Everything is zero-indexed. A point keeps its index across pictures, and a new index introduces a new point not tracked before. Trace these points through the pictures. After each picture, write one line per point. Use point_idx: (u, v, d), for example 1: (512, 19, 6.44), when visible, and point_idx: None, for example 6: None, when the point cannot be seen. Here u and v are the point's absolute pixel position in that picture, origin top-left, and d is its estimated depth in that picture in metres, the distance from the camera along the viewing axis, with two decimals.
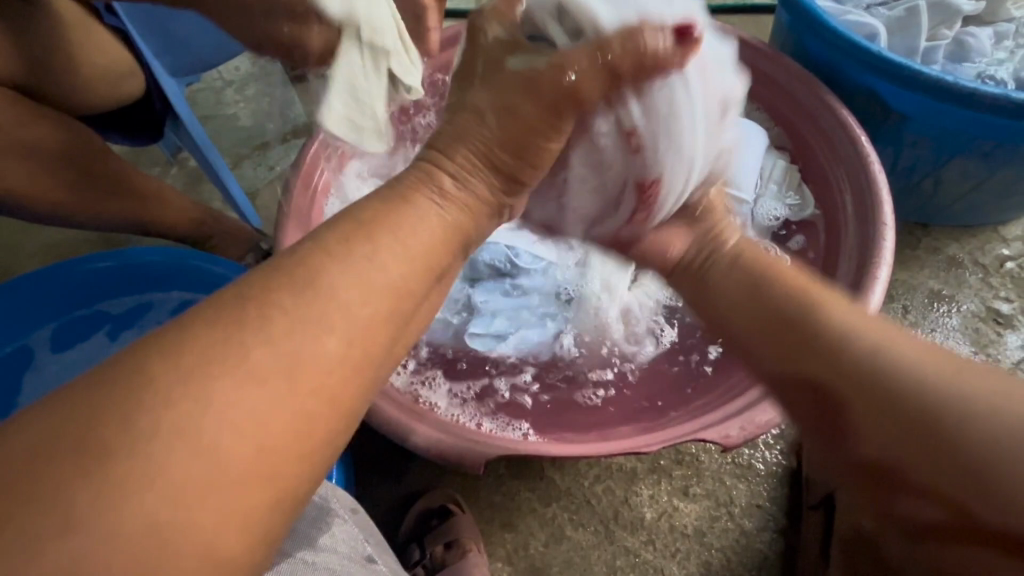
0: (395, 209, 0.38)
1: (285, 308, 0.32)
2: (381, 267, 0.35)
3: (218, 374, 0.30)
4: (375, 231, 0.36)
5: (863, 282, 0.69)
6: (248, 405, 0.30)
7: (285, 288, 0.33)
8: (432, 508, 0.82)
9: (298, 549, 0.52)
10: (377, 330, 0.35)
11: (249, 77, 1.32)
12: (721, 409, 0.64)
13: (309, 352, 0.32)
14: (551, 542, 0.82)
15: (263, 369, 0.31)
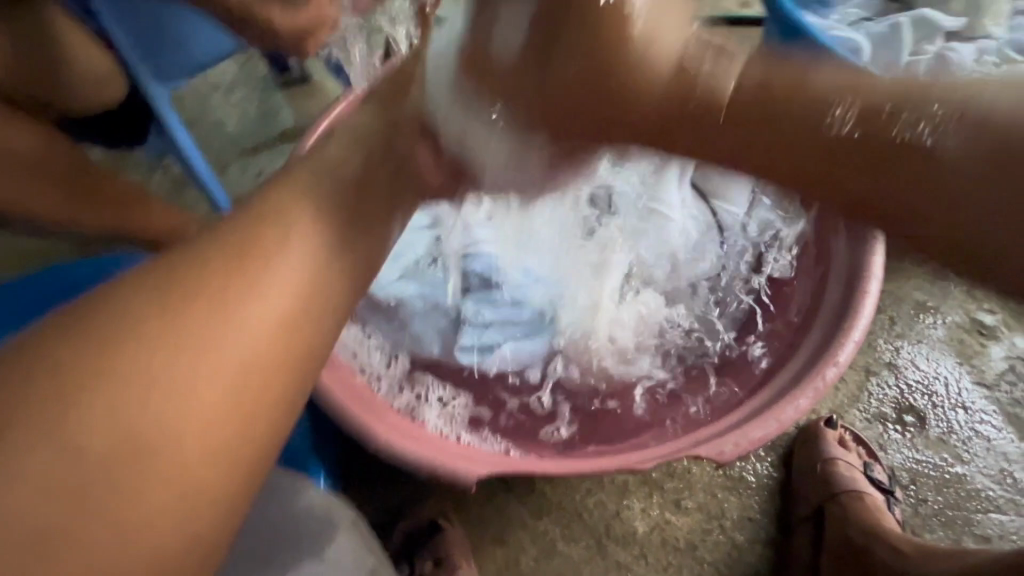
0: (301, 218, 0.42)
1: (206, 317, 0.35)
2: (293, 279, 0.39)
3: (166, 352, 0.33)
4: (284, 248, 0.40)
5: (852, 297, 0.70)
6: (171, 405, 0.33)
7: (203, 301, 0.35)
8: (422, 522, 0.80)
9: (302, 562, 0.54)
10: (296, 329, 0.38)
11: (236, 81, 1.30)
12: (714, 425, 0.64)
13: (231, 355, 0.35)
14: (542, 557, 0.81)
15: (211, 344, 0.34)
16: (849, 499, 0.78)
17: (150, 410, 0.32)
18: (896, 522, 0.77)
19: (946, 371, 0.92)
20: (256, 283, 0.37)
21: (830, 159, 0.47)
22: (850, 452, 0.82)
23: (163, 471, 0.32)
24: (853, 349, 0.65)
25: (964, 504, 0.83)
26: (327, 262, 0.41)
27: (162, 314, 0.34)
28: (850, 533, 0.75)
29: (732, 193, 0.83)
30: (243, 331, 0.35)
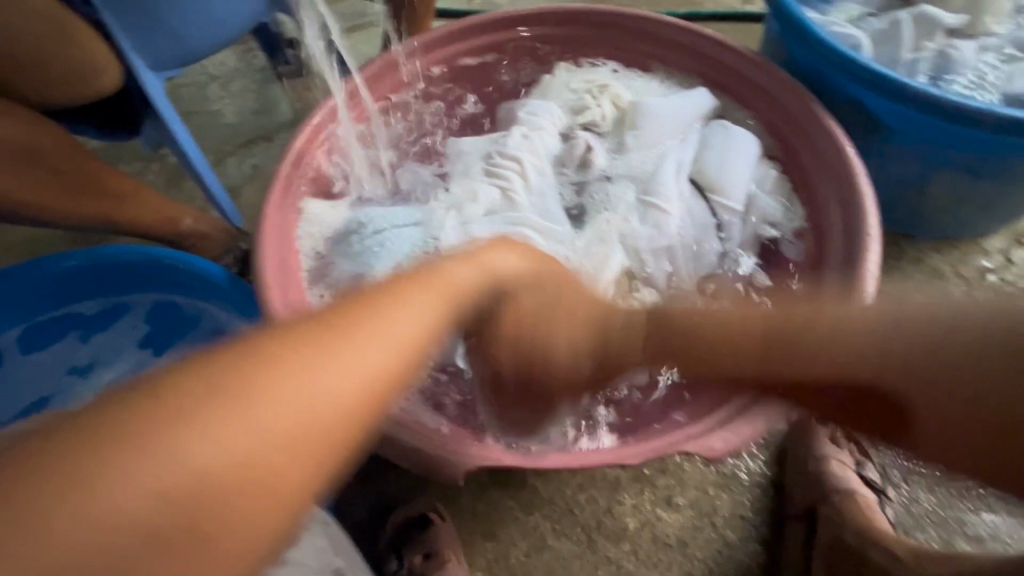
0: (383, 302, 0.40)
1: (244, 388, 0.33)
2: (360, 359, 0.36)
3: (273, 381, 0.33)
4: (352, 322, 0.38)
5: (847, 294, 0.69)
6: (177, 482, 0.30)
7: (243, 364, 0.33)
8: (412, 516, 0.80)
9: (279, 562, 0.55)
10: (338, 422, 0.35)
11: (236, 72, 1.29)
12: (705, 421, 0.63)
13: (261, 436, 0.32)
14: (533, 551, 0.81)
15: (252, 413, 0.32)
16: (840, 500, 0.76)
17: (247, 434, 0.32)
18: (887, 523, 0.77)
19: None
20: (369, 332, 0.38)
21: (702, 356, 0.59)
22: (842, 451, 0.82)
23: (173, 545, 0.30)
24: None
25: (957, 505, 0.83)
26: (399, 344, 0.38)
27: (237, 371, 0.33)
28: (841, 534, 0.73)
29: (732, 190, 0.82)
30: (302, 407, 0.33)
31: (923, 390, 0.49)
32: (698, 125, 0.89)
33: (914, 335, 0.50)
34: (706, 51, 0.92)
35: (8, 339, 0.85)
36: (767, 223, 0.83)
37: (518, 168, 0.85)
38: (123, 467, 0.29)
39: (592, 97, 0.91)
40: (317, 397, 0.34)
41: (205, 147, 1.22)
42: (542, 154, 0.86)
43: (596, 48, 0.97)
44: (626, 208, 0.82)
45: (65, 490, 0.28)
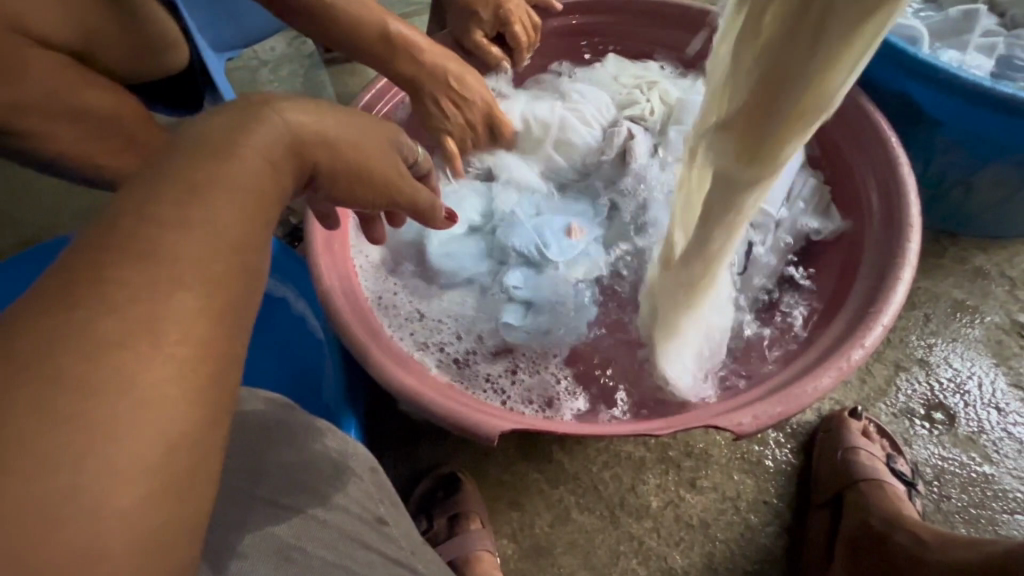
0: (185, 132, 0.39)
1: (154, 206, 0.33)
2: (191, 155, 0.36)
3: (169, 196, 0.33)
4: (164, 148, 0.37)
5: (883, 283, 0.69)
6: (157, 321, 0.30)
7: (127, 196, 0.33)
8: (440, 479, 0.84)
9: (312, 506, 0.52)
10: (228, 207, 0.35)
11: (284, 58, 1.39)
12: (731, 401, 0.64)
13: (199, 243, 0.33)
14: (556, 523, 0.83)
15: (190, 211, 0.33)
16: (870, 488, 0.78)
17: (192, 245, 0.32)
18: (916, 513, 0.77)
19: (981, 370, 0.90)
20: (200, 167, 0.36)
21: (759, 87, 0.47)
22: (873, 444, 0.82)
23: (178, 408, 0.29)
24: (883, 331, 0.65)
25: (990, 503, 0.82)
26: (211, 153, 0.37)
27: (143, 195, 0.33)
28: (868, 518, 0.75)
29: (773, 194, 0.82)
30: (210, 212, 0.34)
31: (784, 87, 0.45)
32: None
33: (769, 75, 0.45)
34: None
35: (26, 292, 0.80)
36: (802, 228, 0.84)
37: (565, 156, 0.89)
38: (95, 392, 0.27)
39: (636, 91, 0.93)
40: (205, 214, 0.34)
41: None
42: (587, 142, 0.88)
43: (639, 36, 0.98)
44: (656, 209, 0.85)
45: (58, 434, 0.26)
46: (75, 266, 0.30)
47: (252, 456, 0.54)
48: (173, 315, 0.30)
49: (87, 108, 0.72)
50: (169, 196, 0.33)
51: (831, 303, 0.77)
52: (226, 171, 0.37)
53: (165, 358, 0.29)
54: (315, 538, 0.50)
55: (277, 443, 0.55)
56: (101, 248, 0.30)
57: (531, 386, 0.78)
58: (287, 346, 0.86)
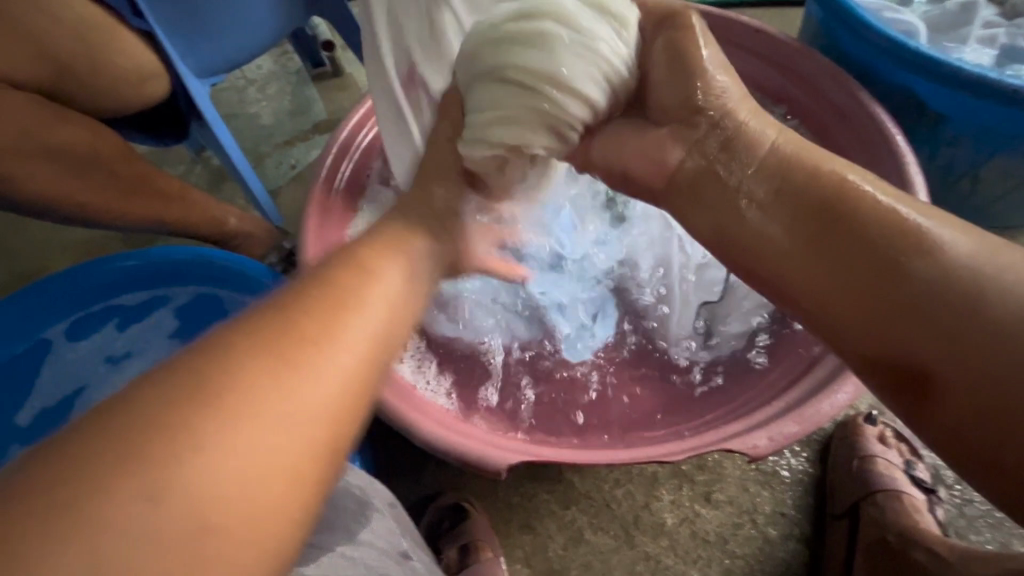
0: (352, 281, 0.43)
1: (275, 343, 0.36)
2: (356, 313, 0.41)
3: (315, 347, 0.37)
4: (340, 293, 0.41)
5: None
6: (246, 447, 0.32)
7: (270, 323, 0.37)
8: (445, 509, 0.82)
9: (338, 543, 0.49)
10: (353, 387, 0.38)
11: (271, 76, 1.37)
12: (743, 420, 0.63)
13: (302, 399, 0.35)
14: (570, 545, 0.81)
15: (317, 369, 0.36)
16: (887, 500, 0.76)
17: (303, 400, 0.35)
18: (937, 524, 0.75)
19: None
20: (344, 328, 0.39)
21: (902, 303, 0.41)
22: (890, 451, 0.80)
23: (206, 531, 0.30)
24: None
25: None
26: (377, 313, 0.42)
27: (316, 332, 0.38)
28: (887, 533, 0.72)
29: None
30: (335, 383, 0.37)
31: (949, 355, 0.39)
32: None
33: (963, 248, 0.41)
34: (744, 40, 0.89)
35: (54, 331, 0.86)
36: None
37: None
38: (211, 429, 0.32)
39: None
40: (322, 382, 0.36)
41: (246, 149, 1.29)
42: None
43: None
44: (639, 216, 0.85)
45: (197, 443, 0.31)
46: (198, 372, 0.33)
47: None
48: (257, 450, 0.32)
49: (71, 150, 0.80)
50: (294, 319, 0.38)
51: None
52: (347, 323, 0.40)
53: (312, 411, 0.35)
54: (341, 573, 0.47)
55: None
56: (229, 359, 0.34)
57: (522, 415, 0.76)
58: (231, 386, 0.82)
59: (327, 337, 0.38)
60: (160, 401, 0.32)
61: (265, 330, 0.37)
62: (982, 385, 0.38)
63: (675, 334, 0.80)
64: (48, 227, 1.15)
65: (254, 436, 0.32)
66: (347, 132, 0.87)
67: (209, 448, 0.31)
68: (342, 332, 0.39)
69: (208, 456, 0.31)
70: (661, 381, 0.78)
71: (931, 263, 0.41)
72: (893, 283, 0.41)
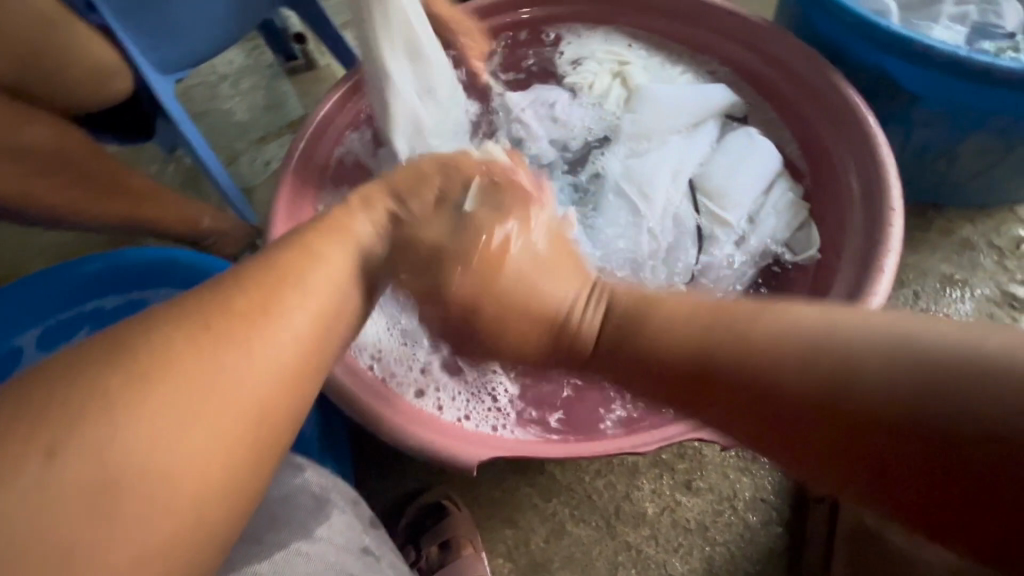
0: (312, 256, 0.45)
1: (232, 323, 0.38)
2: (312, 290, 0.43)
3: (267, 325, 0.39)
4: (296, 273, 0.43)
5: (857, 296, 0.67)
6: (199, 418, 0.35)
7: (229, 302, 0.39)
8: (427, 506, 0.81)
9: (292, 538, 0.48)
10: (304, 362, 0.41)
11: (243, 70, 1.34)
12: None
13: (255, 369, 0.38)
14: (552, 538, 0.81)
15: (268, 346, 0.39)
16: None
17: (255, 376, 0.38)
18: None
19: None
20: (293, 305, 0.41)
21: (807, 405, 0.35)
22: None
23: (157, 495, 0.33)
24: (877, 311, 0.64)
25: None
26: (336, 298, 0.44)
27: (271, 308, 0.40)
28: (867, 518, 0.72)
29: (732, 204, 0.79)
30: (283, 360, 0.39)
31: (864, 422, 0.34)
32: (716, 118, 0.87)
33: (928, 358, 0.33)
34: (718, 23, 0.88)
35: (24, 340, 0.84)
36: (775, 244, 0.80)
37: (533, 121, 0.89)
38: (160, 395, 0.34)
39: (585, 65, 0.92)
40: (272, 358, 0.39)
41: (219, 146, 1.27)
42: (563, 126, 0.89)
43: (610, 25, 0.94)
44: (615, 198, 0.82)
45: (120, 415, 0.33)
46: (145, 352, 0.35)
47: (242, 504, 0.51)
48: (209, 421, 0.35)
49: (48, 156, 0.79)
50: (252, 295, 0.40)
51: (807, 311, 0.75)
52: (300, 300, 0.42)
53: (240, 385, 0.37)
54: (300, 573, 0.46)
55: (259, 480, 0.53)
56: (185, 331, 0.37)
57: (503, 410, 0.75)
58: None
59: (278, 314, 0.40)
60: (78, 381, 0.33)
61: (193, 314, 0.38)
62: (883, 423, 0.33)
63: None
64: (17, 232, 1.12)
65: (189, 399, 0.35)
66: (312, 131, 0.84)
67: (131, 419, 0.33)
68: (283, 318, 0.40)
69: (154, 407, 0.34)
70: None
71: (779, 331, 0.37)
72: (807, 389, 0.35)
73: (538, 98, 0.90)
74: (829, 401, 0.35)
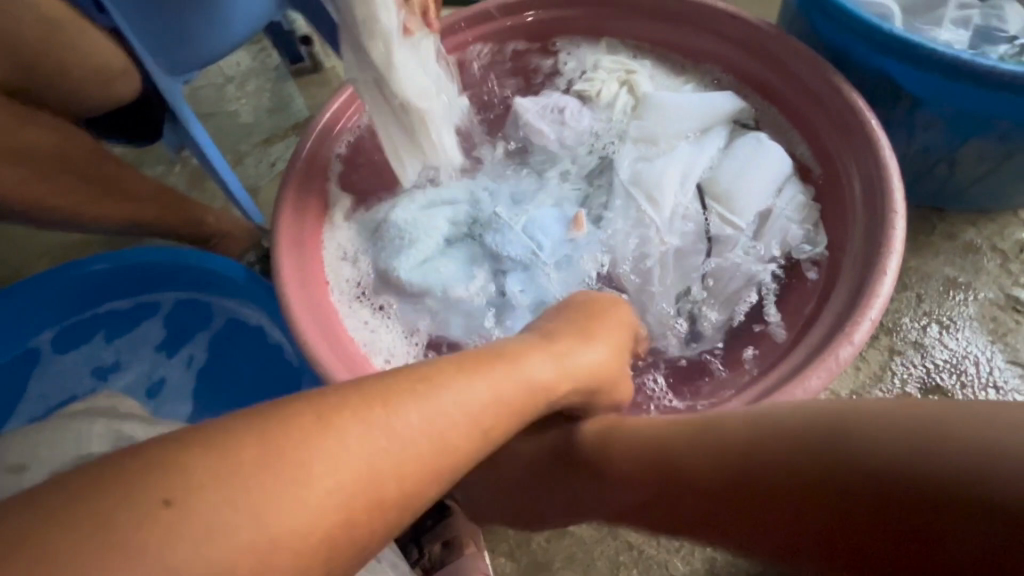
0: (445, 378, 0.46)
1: (338, 430, 0.39)
2: (442, 403, 0.44)
3: (356, 431, 0.40)
4: (432, 384, 0.45)
5: (861, 298, 0.67)
6: (282, 517, 0.36)
7: (349, 409, 0.41)
8: (429, 506, 0.81)
9: None
10: (409, 473, 0.41)
11: (249, 72, 1.36)
12: None
13: (339, 474, 0.38)
14: (554, 537, 0.81)
15: (345, 443, 0.39)
16: None
17: (337, 480, 0.38)
18: None
19: (977, 350, 0.88)
20: (409, 412, 0.42)
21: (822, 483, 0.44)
22: None
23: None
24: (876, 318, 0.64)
25: None
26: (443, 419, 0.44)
27: (367, 408, 0.41)
28: None
29: (741, 206, 0.79)
30: (374, 467, 0.39)
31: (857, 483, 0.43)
32: (726, 122, 0.87)
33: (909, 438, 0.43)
34: (722, 27, 0.88)
35: (41, 339, 0.86)
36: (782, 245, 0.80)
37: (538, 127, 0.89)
38: (248, 487, 0.36)
39: (597, 73, 0.92)
40: (354, 464, 0.39)
41: (225, 147, 1.28)
42: (571, 130, 0.89)
43: (613, 29, 0.95)
44: (620, 201, 0.82)
45: (258, 490, 0.36)
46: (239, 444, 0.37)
47: None
48: (285, 525, 0.36)
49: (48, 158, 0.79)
50: (363, 403, 0.41)
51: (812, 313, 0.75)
52: (422, 416, 0.43)
53: (384, 452, 0.40)
54: None
55: None
56: (284, 436, 0.38)
57: None
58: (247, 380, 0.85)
59: (385, 424, 0.41)
60: (163, 470, 0.35)
61: (344, 393, 0.41)
62: (876, 499, 0.42)
63: (662, 324, 0.79)
64: (24, 231, 1.13)
65: (275, 497, 0.36)
66: (318, 132, 0.84)
67: (284, 485, 0.36)
68: (428, 391, 0.44)
69: (239, 516, 0.35)
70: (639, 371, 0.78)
71: (777, 438, 0.48)
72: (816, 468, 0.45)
73: (546, 102, 0.91)
74: (823, 476, 0.44)
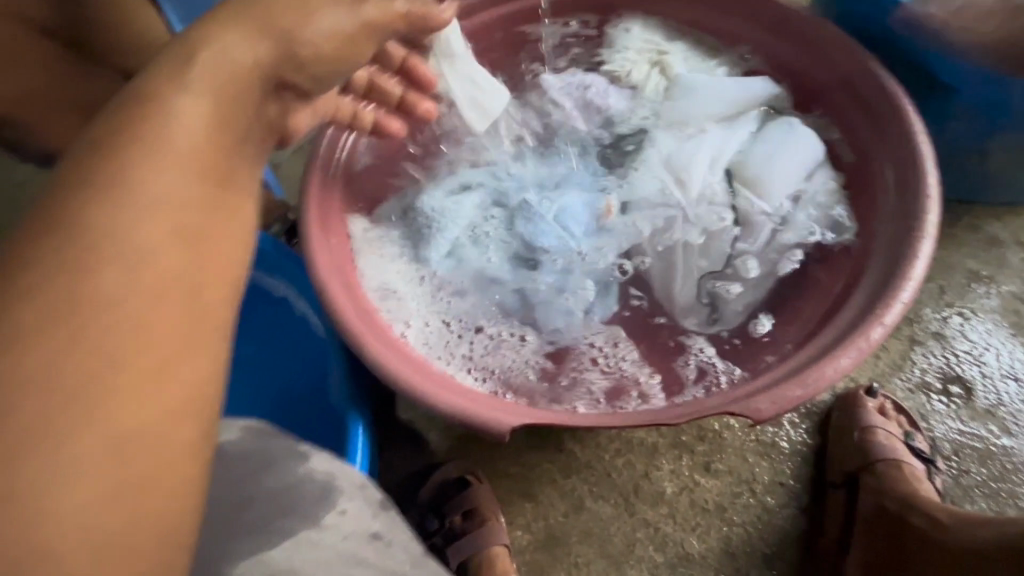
0: (137, 129, 0.37)
1: (59, 263, 0.33)
2: (160, 178, 0.36)
3: (101, 242, 0.34)
4: (121, 153, 0.36)
5: (892, 280, 0.67)
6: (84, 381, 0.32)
7: (60, 237, 0.33)
8: (449, 479, 0.82)
9: (302, 527, 0.52)
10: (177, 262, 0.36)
11: None
12: (750, 385, 0.63)
13: (95, 302, 0.33)
14: (571, 513, 0.82)
15: (106, 269, 0.33)
16: (886, 468, 0.76)
17: (120, 307, 0.33)
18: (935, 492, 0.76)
19: (999, 343, 0.88)
20: (143, 195, 0.35)
21: None
22: (891, 422, 0.81)
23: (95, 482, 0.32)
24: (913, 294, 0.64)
25: (1010, 476, 0.81)
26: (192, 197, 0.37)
27: (105, 211, 0.34)
28: (885, 502, 0.74)
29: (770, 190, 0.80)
30: (157, 270, 0.35)
31: None
32: (756, 108, 0.87)
33: None
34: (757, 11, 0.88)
35: None
36: (809, 231, 0.80)
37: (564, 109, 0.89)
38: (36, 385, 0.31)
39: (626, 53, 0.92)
40: (121, 284, 0.34)
41: None
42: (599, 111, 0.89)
43: (643, 10, 0.94)
44: (648, 179, 0.82)
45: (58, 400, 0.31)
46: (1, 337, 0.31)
47: (239, 486, 0.54)
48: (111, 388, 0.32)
49: None
50: (73, 204, 0.34)
51: (838, 294, 0.75)
52: (145, 189, 0.36)
53: (127, 291, 0.34)
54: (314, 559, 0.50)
55: (258, 471, 0.54)
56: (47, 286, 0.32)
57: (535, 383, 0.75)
58: (282, 348, 0.85)
59: (115, 210, 0.35)
60: None
61: (31, 258, 0.33)
62: None
63: (686, 308, 0.78)
64: None
65: (64, 369, 0.32)
66: None
67: (82, 414, 0.32)
68: (144, 183, 0.36)
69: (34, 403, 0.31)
70: (661, 351, 0.78)
71: None
72: None
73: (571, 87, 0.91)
74: None
